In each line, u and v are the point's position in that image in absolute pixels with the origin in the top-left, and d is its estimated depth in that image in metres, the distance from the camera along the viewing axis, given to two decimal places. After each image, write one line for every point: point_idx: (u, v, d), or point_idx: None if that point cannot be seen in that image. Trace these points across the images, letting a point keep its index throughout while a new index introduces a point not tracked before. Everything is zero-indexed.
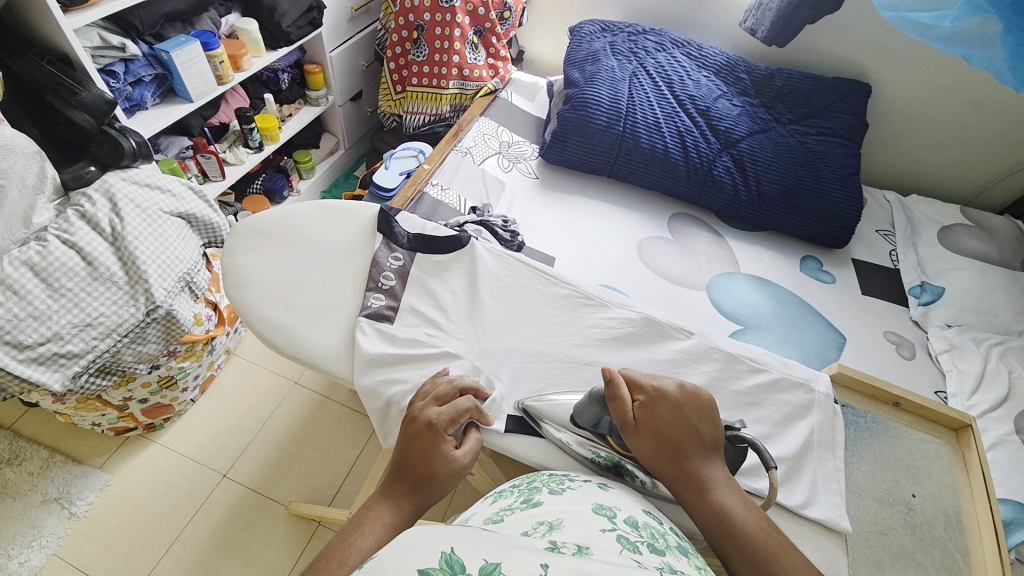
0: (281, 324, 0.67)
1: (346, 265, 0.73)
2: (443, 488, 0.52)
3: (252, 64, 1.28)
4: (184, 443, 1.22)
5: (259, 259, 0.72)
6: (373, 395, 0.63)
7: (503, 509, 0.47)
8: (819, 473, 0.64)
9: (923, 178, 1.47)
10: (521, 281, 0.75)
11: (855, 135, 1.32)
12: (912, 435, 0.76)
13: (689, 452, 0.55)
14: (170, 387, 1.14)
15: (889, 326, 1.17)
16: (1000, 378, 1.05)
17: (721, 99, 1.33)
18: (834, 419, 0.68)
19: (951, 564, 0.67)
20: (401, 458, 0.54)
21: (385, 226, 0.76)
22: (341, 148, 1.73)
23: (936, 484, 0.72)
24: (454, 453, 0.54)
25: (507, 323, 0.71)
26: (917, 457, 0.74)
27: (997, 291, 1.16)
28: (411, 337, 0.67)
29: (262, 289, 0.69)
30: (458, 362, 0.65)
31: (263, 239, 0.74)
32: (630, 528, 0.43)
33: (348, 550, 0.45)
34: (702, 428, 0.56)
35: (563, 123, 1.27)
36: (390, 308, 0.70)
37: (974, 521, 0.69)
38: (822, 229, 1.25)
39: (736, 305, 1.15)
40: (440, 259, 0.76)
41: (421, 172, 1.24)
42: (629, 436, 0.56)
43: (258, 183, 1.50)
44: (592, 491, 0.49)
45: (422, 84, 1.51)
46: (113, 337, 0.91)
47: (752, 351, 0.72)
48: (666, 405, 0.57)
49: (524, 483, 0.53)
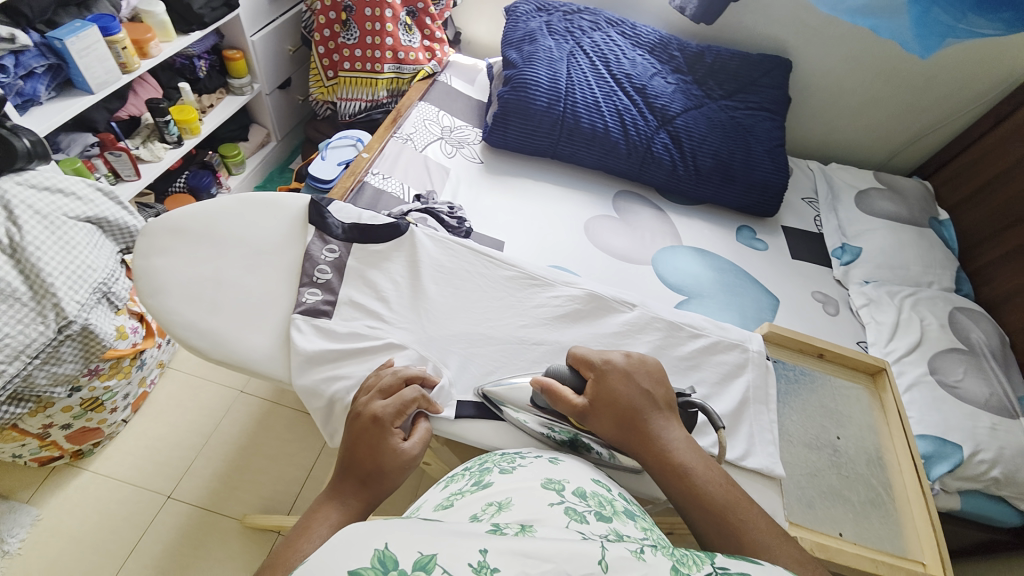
0: (209, 328, 0.63)
1: (276, 262, 0.69)
2: (393, 481, 0.52)
3: (161, 50, 1.17)
4: (120, 467, 1.13)
5: (178, 260, 0.67)
6: (314, 394, 0.61)
7: (454, 494, 0.47)
8: (755, 426, 0.69)
9: (842, 148, 1.58)
10: (464, 266, 0.74)
11: (779, 108, 1.39)
12: (836, 383, 0.83)
13: (647, 420, 0.57)
14: (97, 410, 1.04)
15: (817, 286, 1.27)
16: (912, 326, 1.15)
17: (656, 77, 1.36)
18: (767, 374, 0.73)
19: (876, 497, 0.73)
20: (347, 456, 0.52)
21: (317, 218, 0.72)
22: (272, 139, 1.62)
23: (857, 425, 0.79)
24: (402, 445, 0.52)
25: (452, 309, 0.70)
26: (841, 403, 0.81)
27: (906, 248, 1.27)
28: (352, 331, 0.65)
29: (183, 294, 0.64)
30: (402, 353, 0.64)
31: (181, 238, 0.68)
32: (578, 498, 0.44)
33: (292, 556, 0.44)
34: (656, 392, 0.59)
35: (504, 105, 1.26)
36: (327, 302, 0.67)
37: (894, 456, 0.77)
38: (754, 199, 1.32)
39: (680, 277, 1.22)
40: (379, 249, 0.73)
41: (360, 161, 1.20)
42: (587, 420, 0.58)
43: (181, 181, 1.39)
44: (543, 467, 0.50)
45: (355, 69, 1.42)
46: (22, 359, 0.82)
47: (691, 318, 0.76)
48: (617, 379, 0.59)
49: (475, 464, 0.53)
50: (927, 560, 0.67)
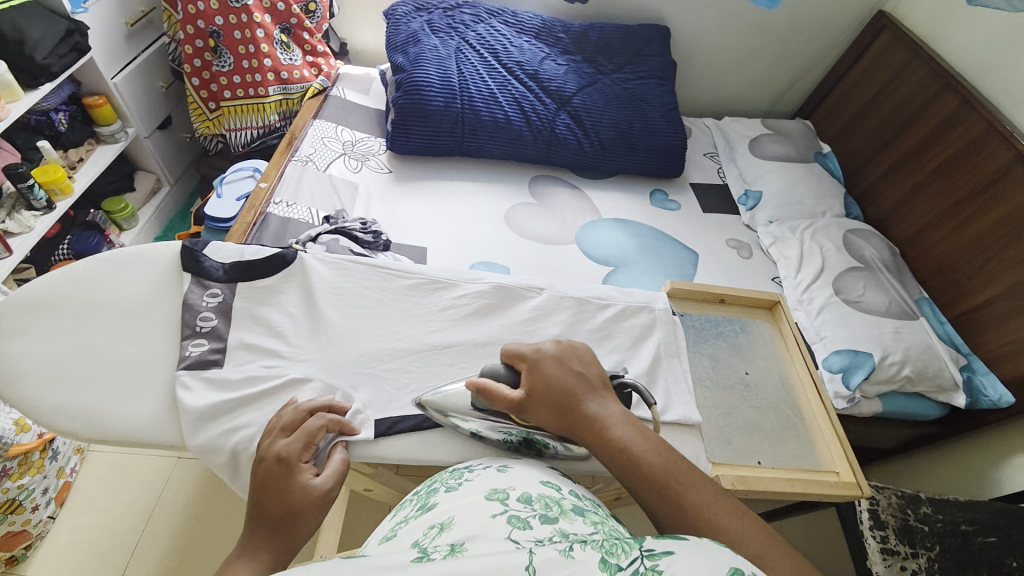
0: (80, 408, 0.58)
1: (151, 319, 0.64)
2: (309, 523, 0.50)
3: (10, 111, 1.03)
4: (57, 566, 1.02)
5: (35, 340, 0.61)
6: (214, 450, 0.57)
7: (399, 522, 0.47)
8: (670, 380, 0.72)
9: (732, 102, 1.68)
10: (363, 284, 0.72)
11: (667, 74, 1.46)
12: (743, 323, 0.88)
13: (584, 405, 0.58)
14: (17, 512, 0.94)
15: (728, 234, 1.36)
16: (814, 254, 1.25)
17: (547, 60, 1.38)
18: (675, 329, 0.77)
19: (786, 419, 0.79)
20: (254, 508, 0.50)
21: (192, 263, 0.67)
22: (165, 184, 1.51)
23: (763, 358, 0.85)
24: (314, 481, 0.52)
25: (356, 330, 0.68)
26: (749, 339, 0.86)
27: (799, 184, 1.38)
28: (248, 375, 0.61)
29: (47, 375, 0.59)
30: (307, 386, 0.62)
31: (39, 313, 0.62)
32: (523, 505, 0.44)
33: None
34: (588, 372, 0.61)
35: (400, 111, 1.24)
36: (215, 351, 0.63)
37: (799, 378, 0.83)
38: (659, 162, 1.39)
39: (603, 249, 1.26)
40: (267, 283, 0.69)
41: (258, 192, 1.14)
42: (526, 412, 0.59)
43: (65, 247, 1.26)
44: (490, 477, 0.49)
45: (238, 96, 1.34)
46: None
47: (598, 290, 0.78)
48: (549, 366, 0.60)
49: (425, 487, 0.52)
50: (839, 468, 0.74)
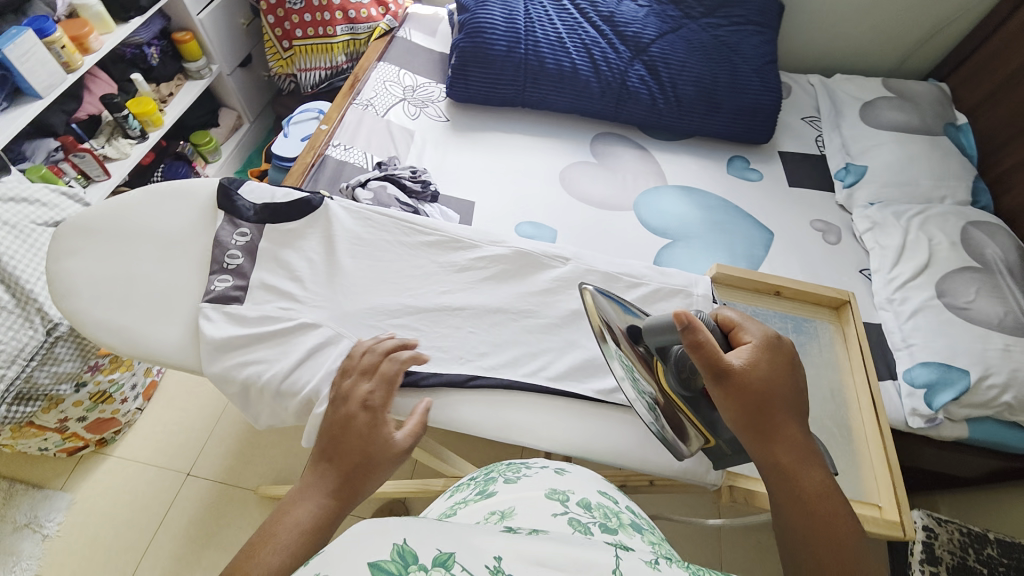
0: (119, 325, 0.64)
1: (185, 251, 0.68)
2: (383, 473, 0.52)
3: (103, 42, 1.11)
4: (139, 451, 1.19)
5: (88, 259, 0.67)
6: (227, 380, 0.62)
7: (458, 502, 0.47)
8: None
9: (846, 57, 1.42)
10: (386, 237, 0.72)
11: (768, 19, 1.25)
12: (796, 320, 0.78)
13: (785, 421, 0.52)
14: (107, 402, 1.09)
15: (816, 215, 1.19)
16: (920, 246, 1.06)
17: (625, 1, 1.24)
18: None
19: (829, 437, 0.70)
20: (330, 447, 0.52)
21: (226, 201, 0.70)
22: (245, 122, 1.60)
23: (815, 364, 0.75)
24: (397, 436, 0.55)
25: (370, 282, 0.68)
26: (799, 339, 0.77)
27: (917, 162, 1.16)
28: (263, 314, 0.64)
29: (95, 292, 0.65)
30: (316, 332, 0.64)
31: (93, 236, 0.68)
32: (583, 509, 0.42)
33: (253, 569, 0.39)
34: (803, 391, 0.54)
35: (460, 55, 1.18)
36: (238, 288, 0.66)
37: (854, 392, 0.73)
38: (744, 125, 1.23)
39: (663, 219, 1.16)
40: (292, 227, 0.71)
41: (319, 134, 1.16)
42: (721, 385, 0.51)
43: (158, 175, 1.39)
44: (548, 476, 0.48)
45: (309, 35, 1.36)
46: (20, 362, 0.85)
47: (630, 266, 0.72)
48: (773, 361, 0.53)
49: (481, 474, 0.52)
50: (884, 503, 0.64)
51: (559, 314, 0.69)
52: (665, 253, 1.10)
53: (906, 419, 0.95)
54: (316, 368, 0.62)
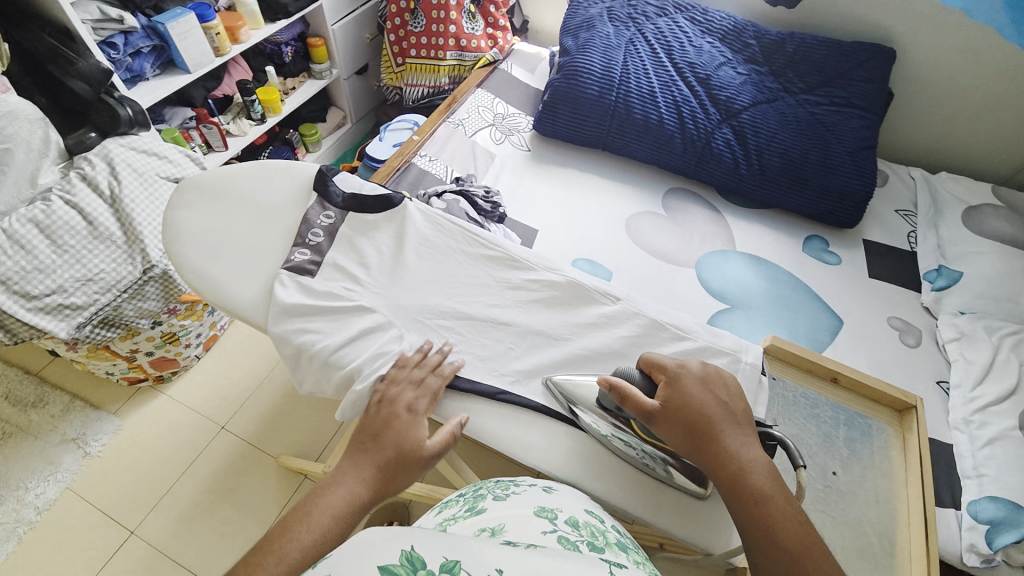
0: (211, 276, 0.71)
1: (277, 221, 0.75)
2: (407, 477, 0.56)
3: (250, 36, 1.24)
4: (188, 396, 1.29)
5: (198, 213, 0.75)
6: (285, 342, 0.67)
7: (448, 518, 0.51)
8: None
9: (953, 155, 1.34)
10: (449, 243, 0.76)
11: (873, 105, 1.21)
12: (851, 415, 0.73)
13: (721, 437, 0.56)
14: (173, 343, 1.20)
15: (894, 312, 1.11)
16: (1010, 370, 0.96)
17: (724, 66, 1.25)
18: (760, 393, 0.65)
19: (864, 546, 0.66)
20: (366, 439, 0.57)
21: (321, 186, 0.77)
22: (347, 122, 1.76)
23: (864, 466, 0.70)
24: (426, 442, 0.58)
25: (425, 281, 0.72)
26: (850, 435, 0.72)
27: (1020, 278, 1.06)
28: (328, 290, 0.69)
29: (195, 240, 0.73)
30: (372, 316, 0.68)
31: (204, 191, 0.77)
32: (570, 527, 0.46)
33: (287, 544, 0.47)
34: (734, 405, 0.59)
35: (553, 94, 1.24)
36: (313, 262, 0.72)
37: (904, 507, 0.68)
38: (829, 206, 1.19)
39: (724, 283, 1.13)
40: (371, 219, 0.77)
41: (410, 143, 1.26)
42: (656, 424, 0.57)
43: (264, 155, 1.54)
44: (536, 495, 0.52)
45: (421, 56, 1.48)
46: (113, 292, 0.96)
47: (680, 319, 0.71)
48: (692, 385, 0.59)
49: (470, 492, 0.57)
50: None
51: (598, 352, 0.68)
52: (719, 317, 1.07)
53: (960, 555, 0.84)
54: (364, 348, 0.65)
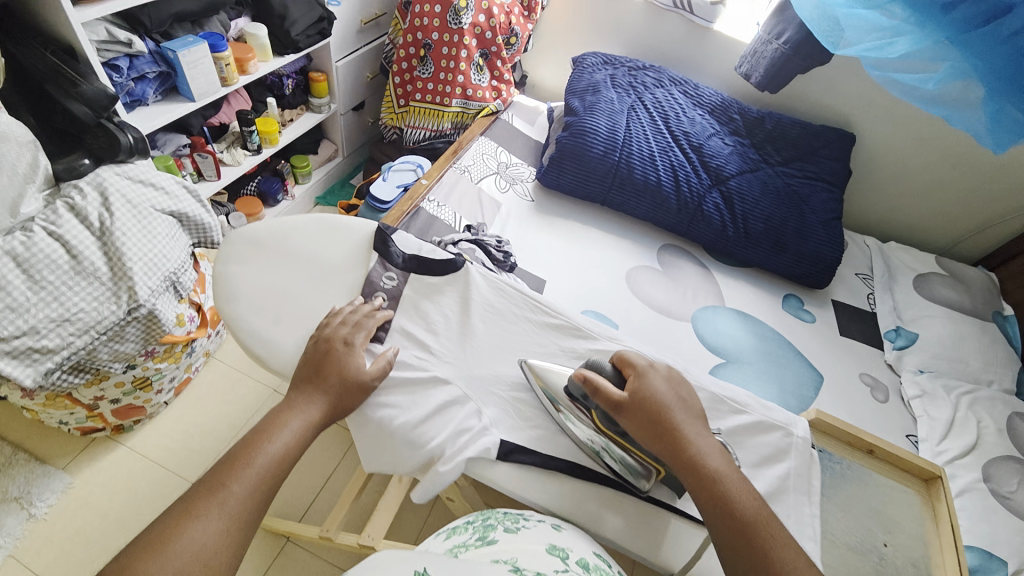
0: (274, 342, 0.70)
1: (340, 280, 0.76)
2: (352, 399, 0.63)
3: (258, 68, 1.22)
4: (152, 448, 1.16)
5: (253, 270, 0.75)
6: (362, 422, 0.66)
7: (459, 545, 0.56)
8: (795, 518, 0.66)
9: (901, 227, 1.53)
10: (514, 309, 0.79)
11: (839, 181, 1.37)
12: (888, 485, 0.78)
13: (685, 432, 0.60)
14: (144, 389, 1.09)
15: (865, 368, 1.22)
16: (968, 426, 1.08)
17: (714, 137, 1.37)
18: (810, 464, 0.70)
19: None
20: (310, 373, 0.63)
21: (381, 244, 0.79)
22: (339, 156, 1.73)
23: (906, 533, 0.74)
24: (364, 368, 0.65)
25: (496, 350, 0.75)
26: (884, 501, 0.76)
27: (968, 341, 1.21)
28: (402, 360, 0.71)
29: (254, 300, 0.72)
30: (448, 389, 0.71)
31: (258, 245, 0.77)
32: (582, 569, 0.51)
33: (254, 454, 0.55)
34: (691, 403, 0.64)
35: (561, 149, 1.30)
36: (381, 329, 0.73)
37: (944, 574, 0.71)
38: (805, 268, 1.30)
39: (719, 338, 1.20)
40: (435, 282, 0.79)
41: (418, 187, 1.26)
42: (624, 417, 0.62)
43: (253, 184, 1.50)
44: (545, 532, 0.57)
45: (425, 100, 1.51)
46: (90, 334, 0.86)
47: (734, 393, 0.74)
48: (657, 383, 0.64)
49: (479, 519, 0.62)
50: None
51: None
52: (717, 372, 1.13)
53: None
54: (442, 426, 0.68)
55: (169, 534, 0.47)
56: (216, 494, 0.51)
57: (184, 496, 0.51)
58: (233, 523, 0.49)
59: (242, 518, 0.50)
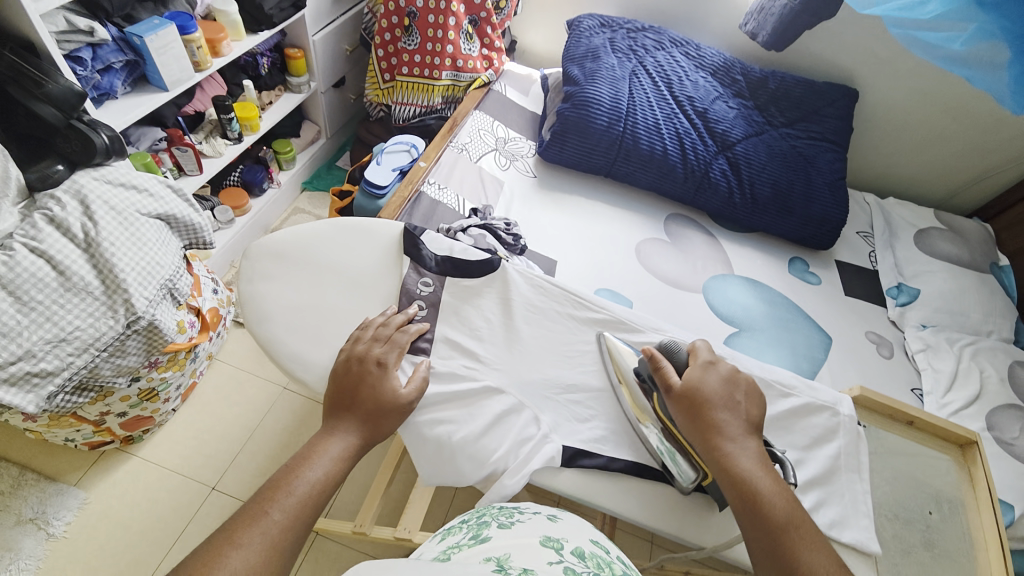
0: (314, 362, 0.71)
1: (371, 289, 0.76)
2: (391, 423, 0.62)
3: (231, 49, 1.13)
4: (165, 457, 1.13)
5: (280, 286, 0.76)
6: (422, 437, 0.66)
7: (451, 547, 0.48)
8: (848, 496, 0.70)
9: (899, 183, 1.54)
10: (557, 307, 0.79)
11: (842, 139, 1.35)
12: (925, 453, 0.81)
13: (730, 429, 0.61)
14: (151, 400, 1.05)
15: (870, 326, 1.24)
16: (971, 377, 1.12)
17: (718, 101, 1.33)
18: (858, 441, 0.73)
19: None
20: (348, 397, 0.62)
21: (413, 249, 0.79)
22: (323, 137, 1.63)
23: (950, 501, 0.77)
24: (401, 390, 0.63)
25: (542, 350, 0.75)
26: (924, 467, 0.79)
27: (969, 294, 1.24)
28: (451, 371, 0.70)
29: (288, 318, 0.73)
30: (503, 398, 0.71)
31: (283, 260, 0.77)
32: (577, 559, 0.43)
33: (295, 481, 0.53)
34: (746, 404, 0.64)
35: (563, 122, 1.25)
36: (426, 339, 0.73)
37: (982, 535, 0.75)
38: (811, 231, 1.30)
39: (729, 306, 1.20)
40: (472, 284, 0.79)
41: (416, 170, 1.20)
42: (673, 402, 0.64)
43: (235, 175, 1.41)
44: (542, 523, 0.49)
45: (413, 74, 1.43)
46: (91, 352, 0.82)
47: (781, 375, 0.77)
48: (715, 381, 0.65)
49: (473, 518, 0.54)
50: None
51: None
52: (731, 342, 1.14)
53: None
54: (501, 437, 0.68)
55: (205, 566, 0.44)
56: (257, 521, 0.48)
57: (225, 524, 0.48)
58: (273, 554, 0.47)
59: (280, 548, 0.48)
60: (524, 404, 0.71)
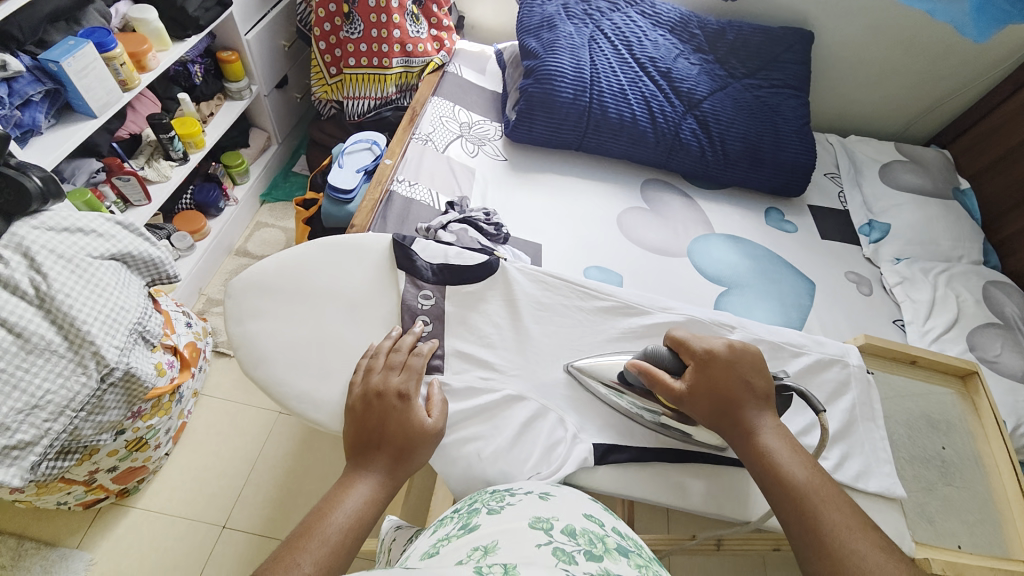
0: (326, 399, 0.67)
1: (373, 308, 0.73)
2: (422, 454, 0.60)
3: (158, 60, 1.04)
4: (169, 503, 1.08)
5: (273, 322, 0.72)
6: (450, 461, 0.65)
7: (441, 539, 0.46)
8: (868, 446, 0.73)
9: (859, 121, 1.57)
10: (563, 300, 0.78)
11: (804, 84, 1.35)
12: (927, 389, 0.85)
13: (746, 415, 0.62)
14: (141, 449, 0.99)
15: (849, 267, 1.28)
16: (948, 302, 1.17)
17: (679, 58, 1.31)
18: (868, 388, 0.77)
19: (980, 501, 0.77)
20: (375, 436, 0.59)
21: (407, 261, 0.76)
22: (273, 143, 1.53)
23: (958, 435, 0.81)
24: (427, 420, 0.62)
25: (556, 349, 0.74)
26: (926, 404, 0.83)
27: (936, 222, 1.29)
28: (468, 385, 0.69)
29: (289, 356, 0.70)
30: (525, 404, 0.70)
31: (272, 293, 0.73)
32: (567, 537, 0.42)
33: (327, 525, 0.52)
34: (755, 383, 0.64)
35: (529, 99, 1.21)
36: (437, 356, 0.71)
37: (994, 461, 0.80)
38: (784, 180, 1.31)
39: (716, 267, 1.21)
40: (473, 289, 0.76)
41: (382, 168, 1.14)
42: (685, 404, 0.64)
43: (187, 197, 1.32)
44: (531, 504, 0.48)
45: (361, 65, 1.34)
46: (67, 414, 0.75)
47: (789, 336, 0.78)
48: (716, 369, 0.64)
49: (465, 506, 0.52)
50: None
51: None
52: (721, 301, 1.15)
53: None
54: (530, 446, 0.67)
55: None
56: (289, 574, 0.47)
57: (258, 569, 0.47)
58: None
59: None
60: (536, 399, 0.70)
